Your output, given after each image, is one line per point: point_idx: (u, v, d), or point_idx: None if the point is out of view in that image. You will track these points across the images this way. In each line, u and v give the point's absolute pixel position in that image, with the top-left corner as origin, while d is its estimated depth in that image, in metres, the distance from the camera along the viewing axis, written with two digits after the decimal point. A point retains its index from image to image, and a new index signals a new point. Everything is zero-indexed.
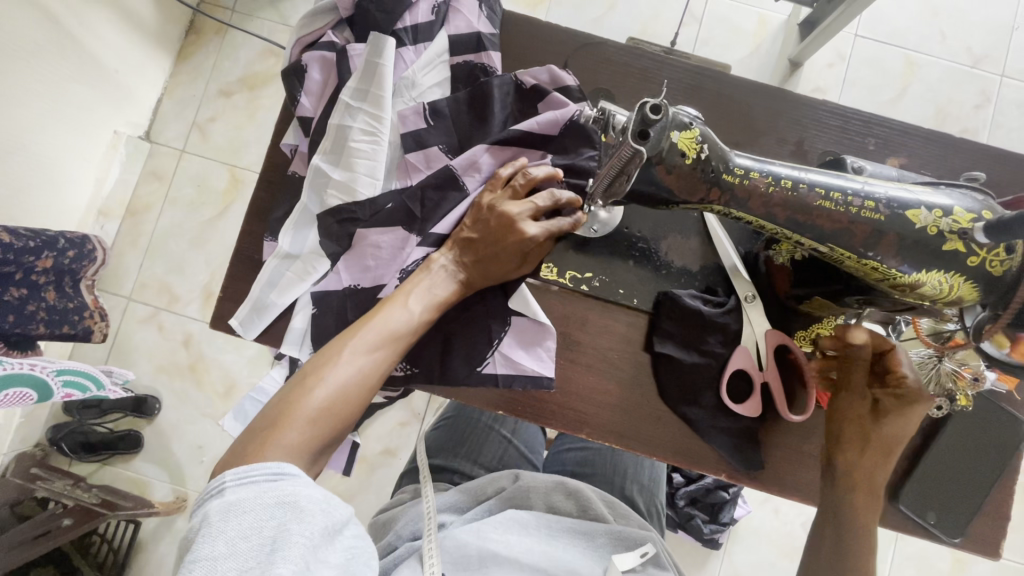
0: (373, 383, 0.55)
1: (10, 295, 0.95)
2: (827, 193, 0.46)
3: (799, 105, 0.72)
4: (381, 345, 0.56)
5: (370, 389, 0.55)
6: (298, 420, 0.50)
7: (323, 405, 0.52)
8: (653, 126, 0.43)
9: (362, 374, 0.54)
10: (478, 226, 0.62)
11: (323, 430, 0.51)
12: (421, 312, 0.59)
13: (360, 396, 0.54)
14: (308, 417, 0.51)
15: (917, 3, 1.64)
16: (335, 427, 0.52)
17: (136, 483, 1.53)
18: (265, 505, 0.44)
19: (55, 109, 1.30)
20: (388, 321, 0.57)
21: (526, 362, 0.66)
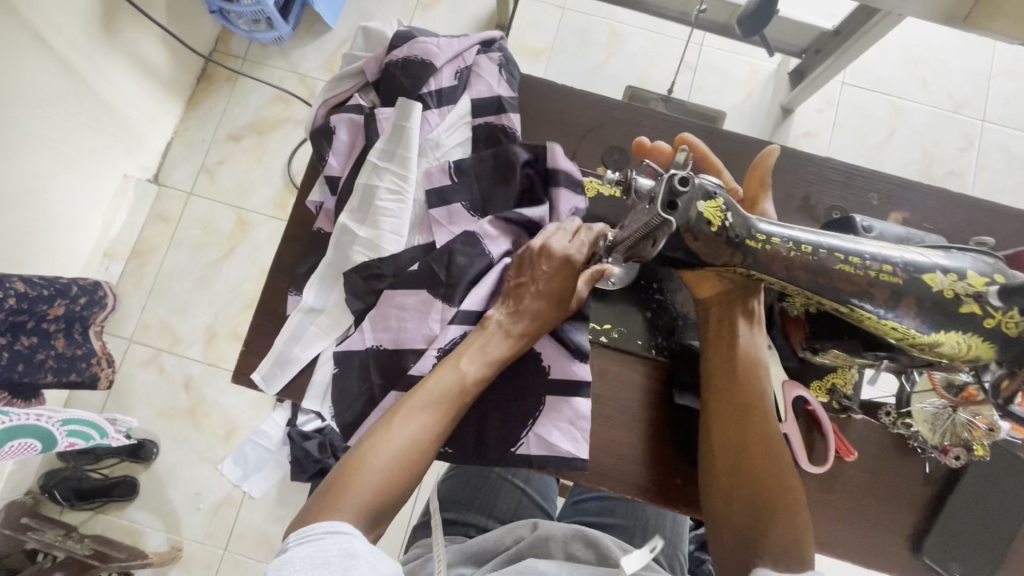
0: (428, 444, 0.58)
1: (20, 343, 0.95)
2: (846, 257, 0.48)
3: (803, 161, 0.76)
4: (434, 407, 0.59)
5: (428, 448, 0.58)
6: (359, 483, 0.54)
7: (382, 467, 0.55)
8: (682, 197, 0.46)
9: (417, 436, 0.57)
10: (529, 278, 0.64)
11: (385, 491, 0.55)
12: (470, 373, 0.61)
13: (419, 456, 0.57)
14: (368, 481, 0.55)
15: (899, 53, 1.73)
16: (395, 488, 0.56)
17: (129, 532, 1.48)
18: (315, 560, 0.47)
19: (67, 156, 1.32)
20: (438, 383, 0.60)
21: (562, 444, 0.66)
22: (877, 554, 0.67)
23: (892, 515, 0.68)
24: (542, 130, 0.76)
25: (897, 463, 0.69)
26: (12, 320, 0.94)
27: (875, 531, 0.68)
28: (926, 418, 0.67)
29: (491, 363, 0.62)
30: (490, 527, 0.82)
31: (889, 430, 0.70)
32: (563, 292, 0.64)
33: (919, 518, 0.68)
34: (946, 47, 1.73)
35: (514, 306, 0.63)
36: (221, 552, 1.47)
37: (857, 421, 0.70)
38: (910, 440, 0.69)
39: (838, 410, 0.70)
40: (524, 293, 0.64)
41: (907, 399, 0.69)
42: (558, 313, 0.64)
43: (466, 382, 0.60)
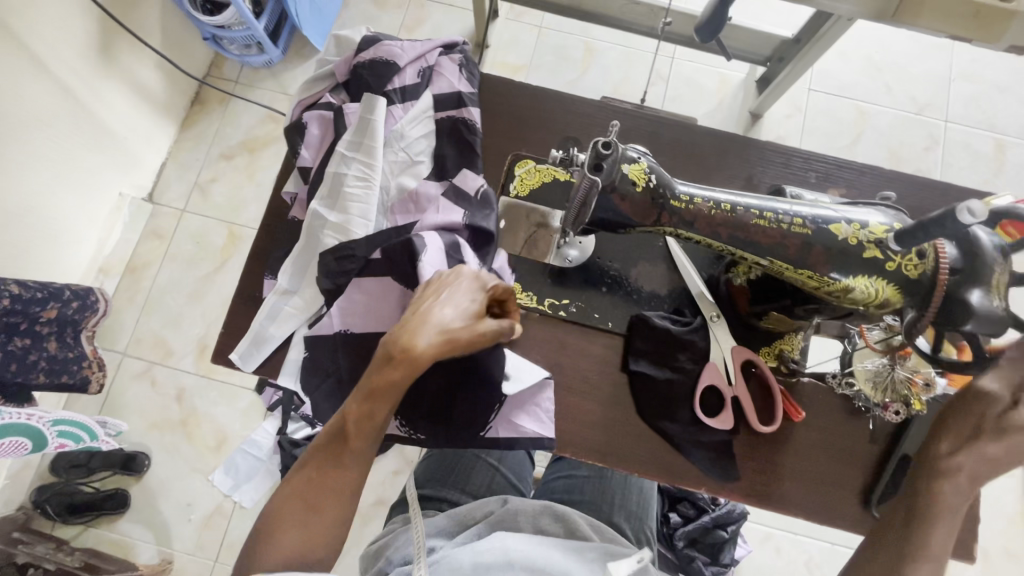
0: (331, 484, 0.58)
1: (14, 344, 0.99)
2: (761, 213, 0.53)
3: (747, 146, 0.81)
4: (333, 447, 0.59)
5: (333, 491, 0.58)
6: (271, 539, 0.56)
7: (290, 517, 0.57)
8: (606, 160, 0.51)
9: (319, 480, 0.58)
10: (424, 309, 0.59)
11: (298, 543, 0.56)
12: (356, 414, 0.58)
13: (323, 502, 0.58)
14: (278, 532, 0.56)
15: (862, 60, 1.82)
16: (312, 541, 0.57)
17: (119, 546, 1.49)
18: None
19: (63, 174, 1.38)
20: (330, 429, 0.60)
21: (528, 427, 0.70)
22: (832, 513, 0.70)
23: (843, 473, 0.71)
24: (501, 122, 0.81)
25: (844, 423, 0.73)
26: (7, 321, 0.98)
27: (829, 488, 0.71)
28: (868, 376, 0.70)
29: (380, 401, 0.58)
30: (464, 499, 0.86)
31: (835, 391, 0.73)
32: (464, 310, 0.59)
33: (870, 473, 0.71)
34: (907, 54, 1.82)
35: (402, 330, 0.58)
36: (212, 564, 1.47)
37: (804, 383, 0.74)
38: (854, 400, 0.73)
39: (787, 374, 0.73)
40: (420, 314, 0.58)
41: (849, 360, 0.73)
42: (459, 333, 0.57)
43: (353, 422, 0.58)
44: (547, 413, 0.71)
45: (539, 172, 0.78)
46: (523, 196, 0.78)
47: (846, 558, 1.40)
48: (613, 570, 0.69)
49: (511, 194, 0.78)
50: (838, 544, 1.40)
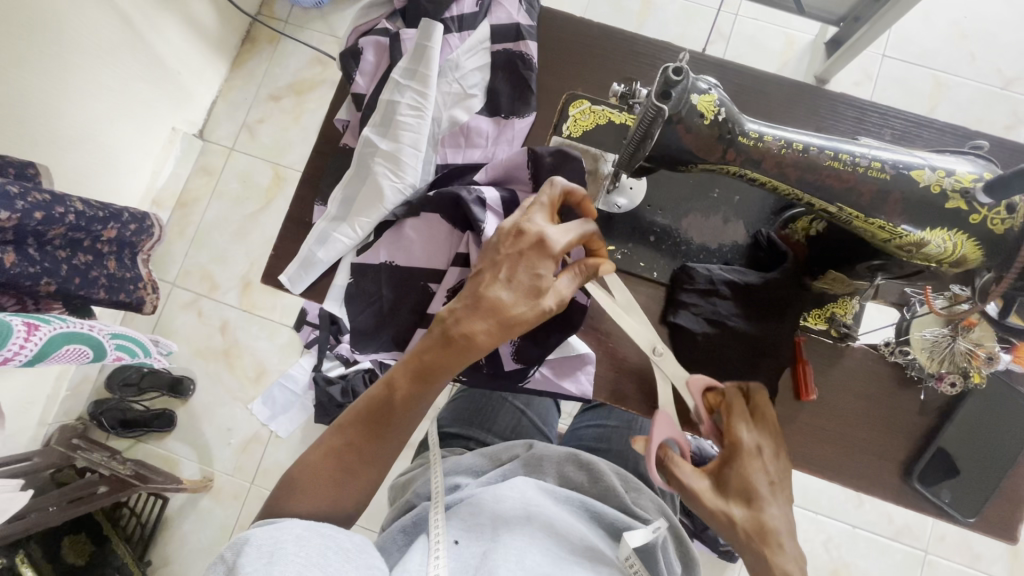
0: (372, 448, 0.59)
1: (78, 260, 1.05)
2: (836, 155, 0.50)
3: (818, 97, 0.76)
4: (371, 414, 0.59)
5: (374, 451, 0.59)
6: (305, 489, 0.58)
7: (327, 470, 0.58)
8: (675, 87, 0.48)
9: (352, 442, 0.59)
10: (488, 279, 0.57)
11: (337, 495, 0.59)
12: (364, 442, 0.59)
13: (366, 458, 0.59)
14: (311, 488, 0.58)
15: (946, 25, 1.66)
16: (353, 493, 0.59)
17: (166, 461, 1.59)
18: (315, 547, 0.51)
19: (121, 104, 1.42)
20: (328, 445, 0.59)
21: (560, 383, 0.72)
22: (867, 481, 0.69)
23: (886, 441, 0.69)
24: (557, 58, 0.78)
25: (891, 393, 0.70)
26: (72, 238, 1.03)
27: (863, 456, 0.69)
28: (925, 346, 0.67)
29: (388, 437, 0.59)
30: (491, 440, 0.87)
31: (886, 359, 0.70)
32: (518, 289, 0.56)
33: (913, 445, 0.69)
34: (998, 21, 1.65)
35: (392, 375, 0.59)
36: (248, 485, 1.56)
37: (853, 349, 0.71)
38: (907, 369, 0.70)
39: (836, 338, 0.71)
40: (412, 356, 0.59)
41: (906, 328, 0.70)
42: (516, 316, 0.55)
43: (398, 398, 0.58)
44: (586, 376, 0.72)
45: (593, 114, 0.74)
46: (577, 137, 0.74)
47: (870, 542, 1.38)
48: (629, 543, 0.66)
49: (563, 134, 0.74)
50: (859, 527, 1.38)
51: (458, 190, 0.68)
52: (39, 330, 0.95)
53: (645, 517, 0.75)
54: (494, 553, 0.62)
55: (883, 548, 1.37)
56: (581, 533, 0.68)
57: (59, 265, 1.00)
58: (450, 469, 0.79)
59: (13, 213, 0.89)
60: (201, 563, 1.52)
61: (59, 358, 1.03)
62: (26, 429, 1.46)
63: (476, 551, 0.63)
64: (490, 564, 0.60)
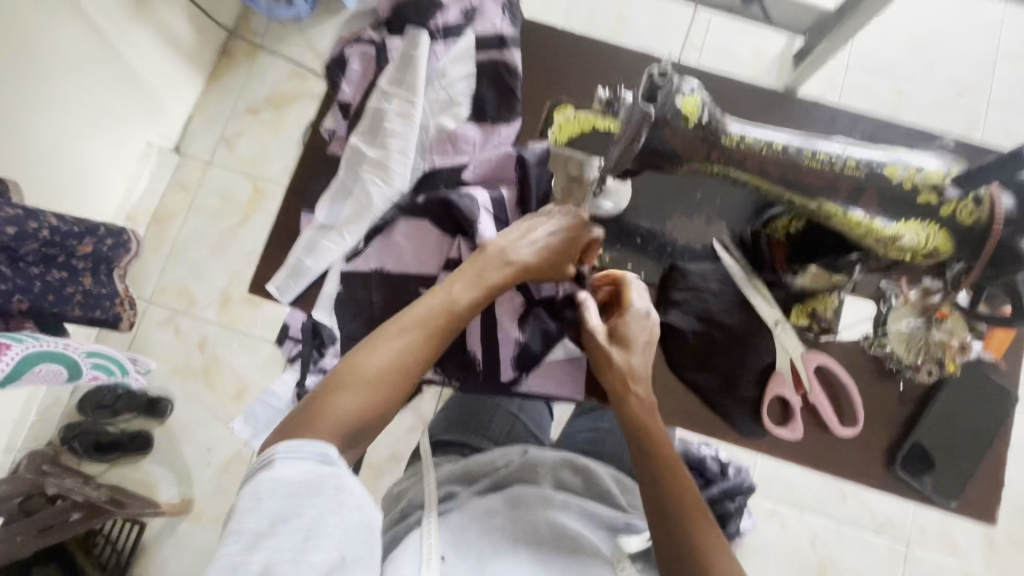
0: (413, 365, 0.57)
1: (52, 276, 1.02)
2: (814, 154, 0.53)
3: (792, 102, 0.79)
4: (411, 328, 0.58)
5: (411, 371, 0.57)
6: (331, 415, 0.52)
7: (360, 390, 0.54)
8: (660, 91, 0.51)
9: (398, 358, 0.56)
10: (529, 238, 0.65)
11: (376, 406, 0.54)
12: (416, 339, 0.57)
13: (403, 374, 0.56)
14: (341, 410, 0.52)
15: (904, 38, 1.75)
16: (364, 421, 0.53)
17: (143, 484, 1.54)
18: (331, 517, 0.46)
19: (95, 119, 1.39)
20: (374, 369, 0.55)
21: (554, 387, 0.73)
22: (853, 471, 0.71)
23: (871, 430, 0.72)
24: (542, 67, 0.80)
25: (874, 384, 0.72)
26: (45, 254, 1.00)
27: (850, 446, 0.72)
28: (902, 337, 0.70)
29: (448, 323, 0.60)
30: (485, 446, 0.87)
31: (867, 352, 0.73)
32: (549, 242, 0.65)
33: (896, 433, 0.72)
34: (951, 33, 1.75)
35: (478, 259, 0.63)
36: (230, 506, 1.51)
37: (835, 342, 0.73)
38: (887, 361, 0.72)
39: (818, 333, 0.73)
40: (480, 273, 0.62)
41: (884, 321, 0.72)
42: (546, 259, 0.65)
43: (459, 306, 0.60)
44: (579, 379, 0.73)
45: (578, 120, 0.73)
46: (562, 144, 0.73)
47: (856, 538, 1.40)
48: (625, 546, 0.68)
49: (549, 141, 0.73)
50: (844, 522, 1.41)
51: (448, 195, 0.68)
52: (11, 349, 0.92)
53: (641, 517, 0.75)
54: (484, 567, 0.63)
55: (868, 542, 1.40)
56: (573, 538, 0.68)
57: (32, 282, 0.97)
58: (442, 480, 0.79)
59: None
60: None
61: (32, 378, 0.99)
62: None
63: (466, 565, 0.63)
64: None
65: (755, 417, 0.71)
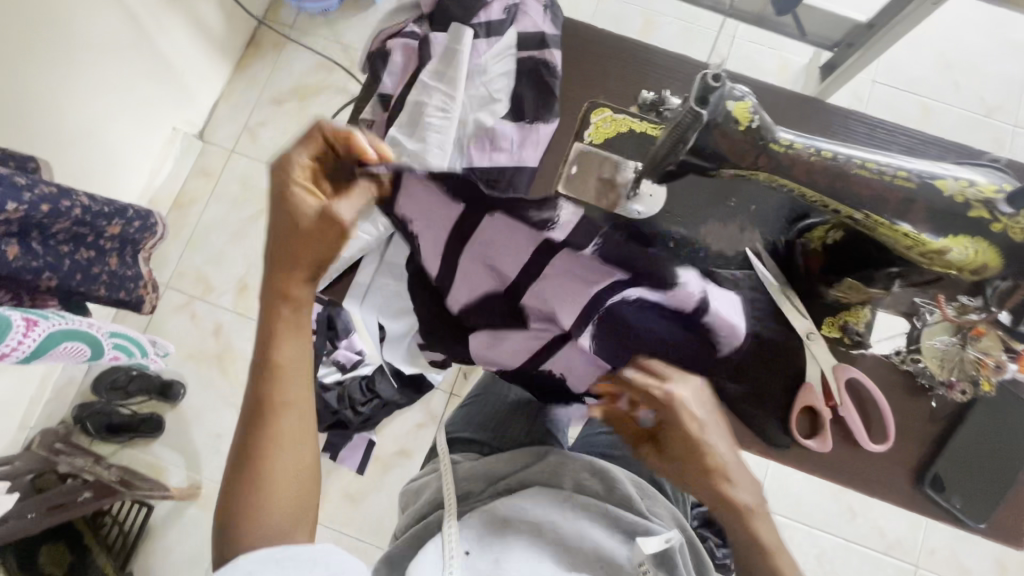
0: (285, 412, 0.58)
1: (81, 255, 1.03)
2: (863, 163, 0.52)
3: (829, 112, 0.79)
4: (257, 392, 0.58)
5: (293, 412, 0.58)
6: (274, 494, 0.56)
7: (275, 471, 0.56)
8: (714, 92, 0.50)
9: (261, 419, 0.57)
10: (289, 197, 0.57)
11: (298, 472, 0.58)
12: (253, 433, 0.57)
13: (293, 423, 0.58)
14: (277, 494, 0.56)
15: (932, 55, 1.74)
16: (303, 476, 0.58)
17: (152, 467, 1.54)
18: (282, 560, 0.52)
19: (124, 102, 1.41)
20: (252, 454, 0.57)
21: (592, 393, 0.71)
22: (879, 487, 0.71)
23: (900, 447, 0.71)
24: (580, 66, 0.80)
25: (905, 400, 0.72)
26: (76, 233, 1.01)
27: (877, 462, 0.71)
28: (935, 353, 0.70)
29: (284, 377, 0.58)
30: (505, 444, 0.87)
31: (899, 367, 0.72)
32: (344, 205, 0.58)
33: (925, 451, 0.71)
34: (980, 52, 1.73)
35: (267, 333, 0.59)
36: None
37: (866, 357, 0.73)
38: (918, 377, 0.71)
39: (850, 346, 0.73)
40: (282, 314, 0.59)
41: (917, 337, 0.72)
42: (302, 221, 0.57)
43: (285, 344, 0.59)
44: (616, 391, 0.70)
45: (614, 123, 0.75)
46: (599, 144, 0.75)
47: (865, 558, 1.39)
48: (643, 547, 0.67)
49: (585, 141, 0.75)
50: (853, 540, 1.39)
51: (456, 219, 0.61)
52: (37, 326, 0.92)
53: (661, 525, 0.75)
54: (506, 561, 0.63)
55: (876, 562, 1.38)
56: (591, 542, 0.68)
57: (61, 260, 0.98)
58: (463, 478, 0.79)
59: (19, 204, 0.87)
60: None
61: (55, 355, 1.00)
62: (6, 432, 1.40)
63: (487, 559, 0.64)
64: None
65: (784, 428, 0.71)
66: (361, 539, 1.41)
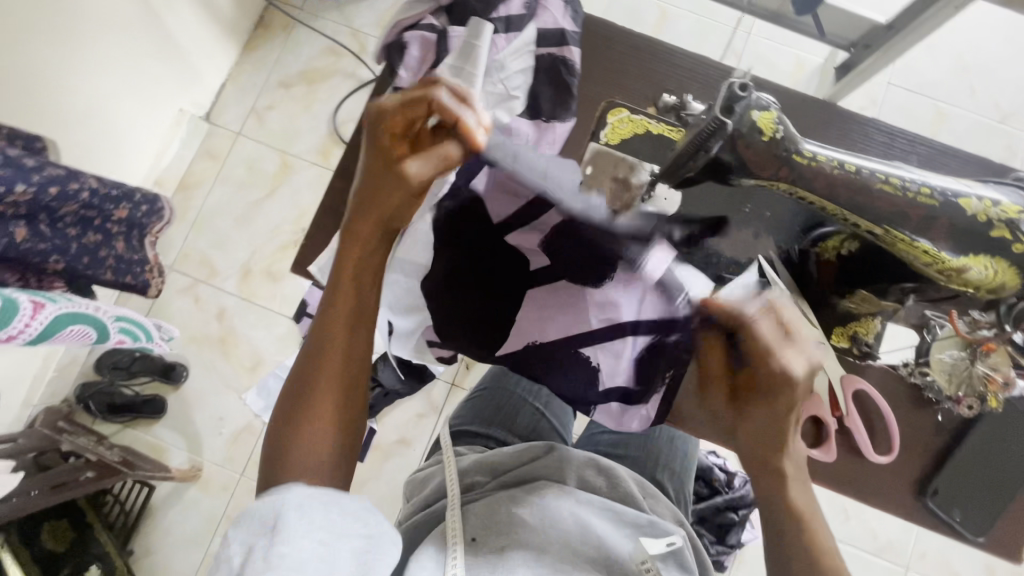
0: (342, 360, 0.55)
1: (88, 239, 1.02)
2: (886, 179, 0.52)
3: (849, 119, 0.78)
4: (315, 331, 0.55)
5: (348, 362, 0.55)
6: (317, 434, 0.53)
7: (323, 415, 0.53)
8: (739, 103, 0.51)
9: (316, 361, 0.54)
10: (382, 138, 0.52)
11: (344, 427, 0.55)
12: (308, 368, 0.54)
13: (349, 372, 0.55)
14: (317, 442, 0.53)
15: (949, 59, 1.71)
16: (347, 433, 0.54)
17: (154, 448, 1.55)
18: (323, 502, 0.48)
19: (131, 82, 1.39)
20: (301, 390, 0.54)
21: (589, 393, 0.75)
22: (880, 497, 0.71)
23: (903, 458, 0.71)
24: (598, 64, 0.79)
25: (910, 412, 0.72)
26: (83, 215, 1.00)
27: (880, 472, 0.71)
28: (943, 367, 0.69)
29: (345, 326, 0.55)
30: (509, 440, 0.87)
31: (906, 379, 0.72)
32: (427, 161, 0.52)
33: (928, 463, 0.71)
34: (997, 57, 1.71)
35: (339, 270, 0.56)
36: (238, 476, 1.52)
37: (874, 367, 0.73)
38: (925, 391, 0.71)
39: (857, 357, 0.72)
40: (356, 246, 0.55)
41: (926, 350, 0.71)
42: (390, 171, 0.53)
43: (349, 286, 0.55)
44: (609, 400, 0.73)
45: (631, 122, 0.74)
46: (615, 144, 0.74)
47: (856, 559, 1.40)
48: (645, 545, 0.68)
49: (600, 141, 0.74)
50: (845, 541, 1.41)
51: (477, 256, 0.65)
52: (44, 309, 0.92)
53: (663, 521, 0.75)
54: (508, 557, 0.63)
55: (867, 563, 1.40)
56: (595, 534, 0.68)
57: (69, 242, 0.97)
58: (467, 470, 0.79)
59: (27, 186, 0.86)
60: (185, 555, 1.48)
61: (61, 338, 1.00)
62: (10, 409, 1.40)
63: (493, 550, 0.64)
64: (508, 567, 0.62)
65: (789, 436, 0.71)
66: None
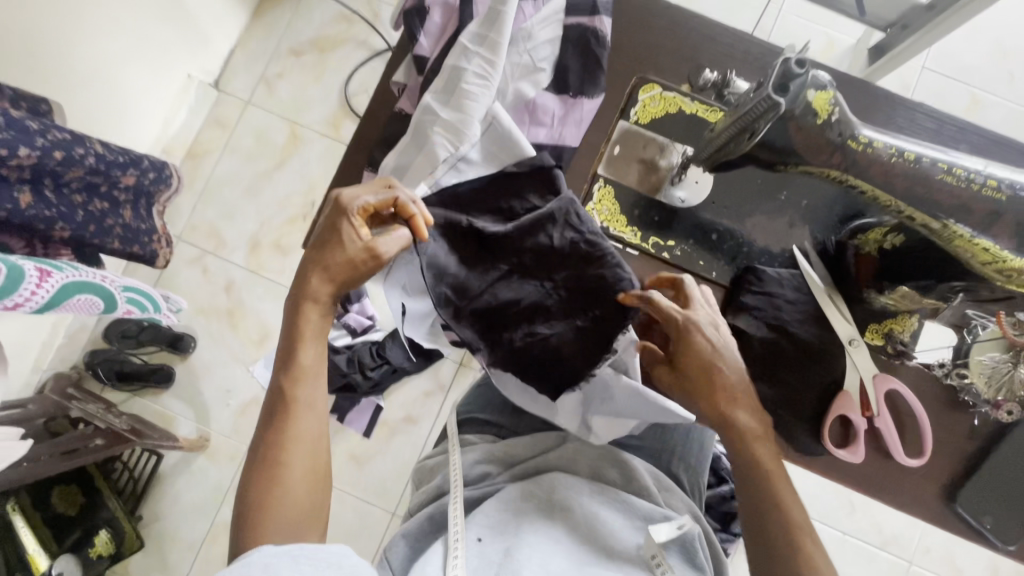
0: (309, 420, 0.60)
1: (94, 206, 1.00)
2: (950, 169, 0.50)
3: (897, 103, 0.73)
4: (278, 400, 0.60)
5: (313, 422, 0.61)
6: (287, 495, 0.57)
7: (295, 478, 0.58)
8: (796, 80, 0.47)
9: (281, 425, 0.59)
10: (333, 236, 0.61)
11: (315, 482, 0.59)
12: (274, 433, 0.59)
13: (313, 430, 0.61)
14: (288, 504, 0.57)
15: (989, 43, 1.63)
16: (317, 489, 0.59)
17: (162, 418, 1.55)
18: (295, 555, 0.49)
19: (139, 46, 1.35)
20: (269, 459, 0.58)
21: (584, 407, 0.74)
22: (905, 500, 0.69)
23: (931, 461, 0.69)
24: (631, 37, 0.74)
25: (942, 415, 0.69)
26: (90, 182, 0.97)
27: (907, 474, 0.69)
28: (983, 370, 0.67)
29: (304, 382, 0.61)
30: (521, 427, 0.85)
31: (941, 380, 0.69)
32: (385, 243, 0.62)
33: (958, 468, 0.68)
34: None
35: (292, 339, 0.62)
36: (245, 448, 1.52)
37: (908, 367, 0.69)
38: (961, 393, 0.69)
39: (891, 356, 0.69)
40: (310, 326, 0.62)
41: (965, 351, 0.68)
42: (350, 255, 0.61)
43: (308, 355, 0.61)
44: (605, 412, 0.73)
45: (664, 100, 0.71)
46: (644, 123, 0.71)
47: (861, 551, 1.39)
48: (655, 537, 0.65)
49: (631, 119, 0.71)
50: (850, 534, 1.39)
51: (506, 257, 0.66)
52: (51, 277, 0.90)
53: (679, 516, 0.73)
54: (517, 551, 0.62)
55: (872, 556, 1.39)
56: (604, 531, 0.67)
57: (75, 210, 0.95)
58: (476, 459, 0.78)
59: (31, 150, 0.83)
60: (191, 524, 1.49)
61: (68, 307, 0.99)
62: (19, 374, 1.40)
63: (499, 549, 0.63)
64: (513, 564, 0.60)
65: (815, 435, 0.68)
66: (365, 501, 1.42)
